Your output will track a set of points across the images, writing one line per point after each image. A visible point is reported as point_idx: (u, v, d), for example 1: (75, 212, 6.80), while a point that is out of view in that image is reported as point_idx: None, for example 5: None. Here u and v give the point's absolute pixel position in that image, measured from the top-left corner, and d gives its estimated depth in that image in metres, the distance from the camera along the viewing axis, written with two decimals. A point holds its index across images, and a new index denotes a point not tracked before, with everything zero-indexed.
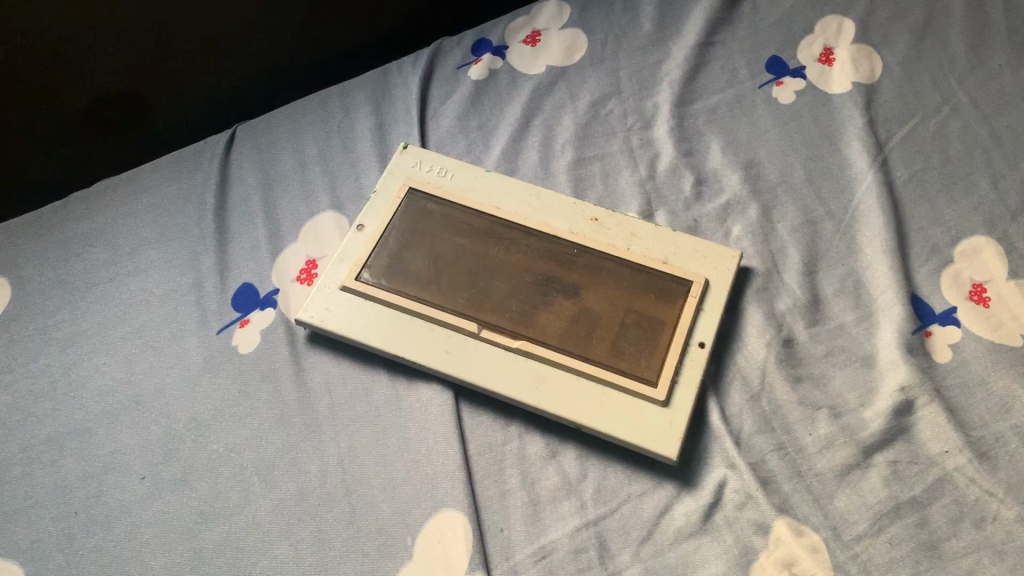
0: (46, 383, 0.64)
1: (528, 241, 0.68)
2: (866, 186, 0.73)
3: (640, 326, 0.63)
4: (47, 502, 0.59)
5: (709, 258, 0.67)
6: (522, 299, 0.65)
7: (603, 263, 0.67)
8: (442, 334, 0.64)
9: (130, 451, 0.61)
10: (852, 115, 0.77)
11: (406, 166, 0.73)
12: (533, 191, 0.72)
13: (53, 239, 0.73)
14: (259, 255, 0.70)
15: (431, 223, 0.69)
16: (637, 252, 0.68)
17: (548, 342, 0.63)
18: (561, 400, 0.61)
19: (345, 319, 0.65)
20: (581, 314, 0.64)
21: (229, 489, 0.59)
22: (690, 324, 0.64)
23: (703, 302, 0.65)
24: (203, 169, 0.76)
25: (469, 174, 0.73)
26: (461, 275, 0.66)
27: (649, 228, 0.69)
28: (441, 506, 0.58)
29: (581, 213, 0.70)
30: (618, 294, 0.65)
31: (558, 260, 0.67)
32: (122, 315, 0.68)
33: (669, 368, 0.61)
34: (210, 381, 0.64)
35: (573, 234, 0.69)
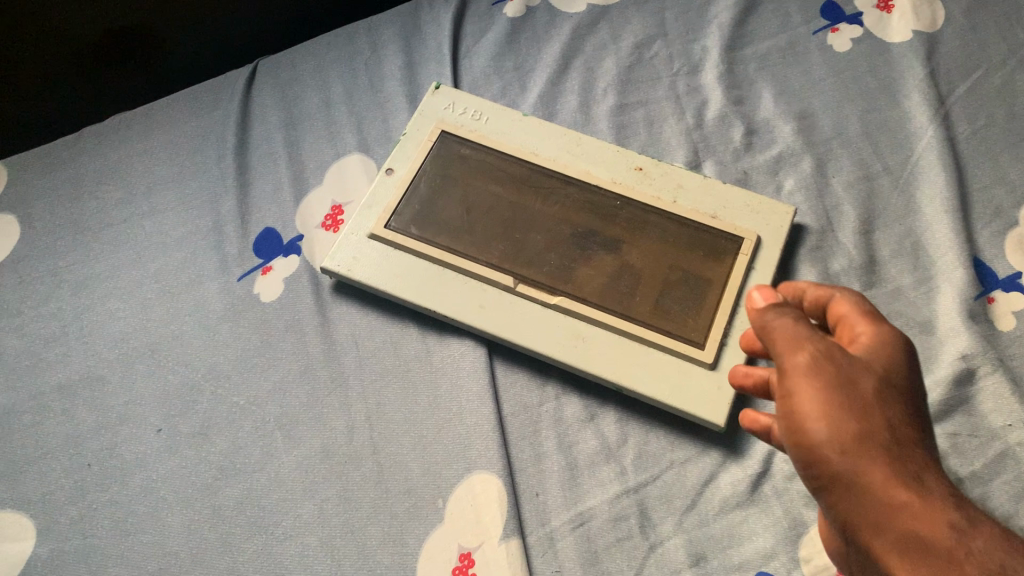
0: (57, 328, 0.61)
1: (567, 191, 0.64)
2: (927, 140, 0.69)
3: (686, 285, 0.59)
4: (59, 453, 0.56)
5: (761, 213, 0.63)
6: (560, 253, 0.61)
7: (647, 216, 0.63)
8: (476, 288, 0.60)
9: (147, 401, 0.58)
10: (912, 66, 0.72)
11: (437, 107, 0.68)
12: (572, 136, 0.67)
13: (63, 175, 0.68)
14: (282, 198, 0.66)
15: (465, 170, 0.65)
16: (683, 205, 0.63)
17: (587, 299, 0.59)
18: (602, 361, 0.57)
19: (374, 269, 0.61)
20: (623, 270, 0.60)
21: (251, 445, 0.56)
22: (740, 282, 0.60)
23: (752, 258, 0.61)
24: (223, 106, 0.72)
25: (505, 117, 0.68)
26: (495, 226, 0.62)
27: (696, 179, 0.65)
28: (474, 468, 0.55)
29: (624, 160, 0.66)
30: (663, 249, 0.61)
31: (600, 212, 0.63)
32: (138, 258, 0.64)
33: (718, 329, 0.57)
34: (231, 330, 0.60)
35: (615, 183, 0.64)
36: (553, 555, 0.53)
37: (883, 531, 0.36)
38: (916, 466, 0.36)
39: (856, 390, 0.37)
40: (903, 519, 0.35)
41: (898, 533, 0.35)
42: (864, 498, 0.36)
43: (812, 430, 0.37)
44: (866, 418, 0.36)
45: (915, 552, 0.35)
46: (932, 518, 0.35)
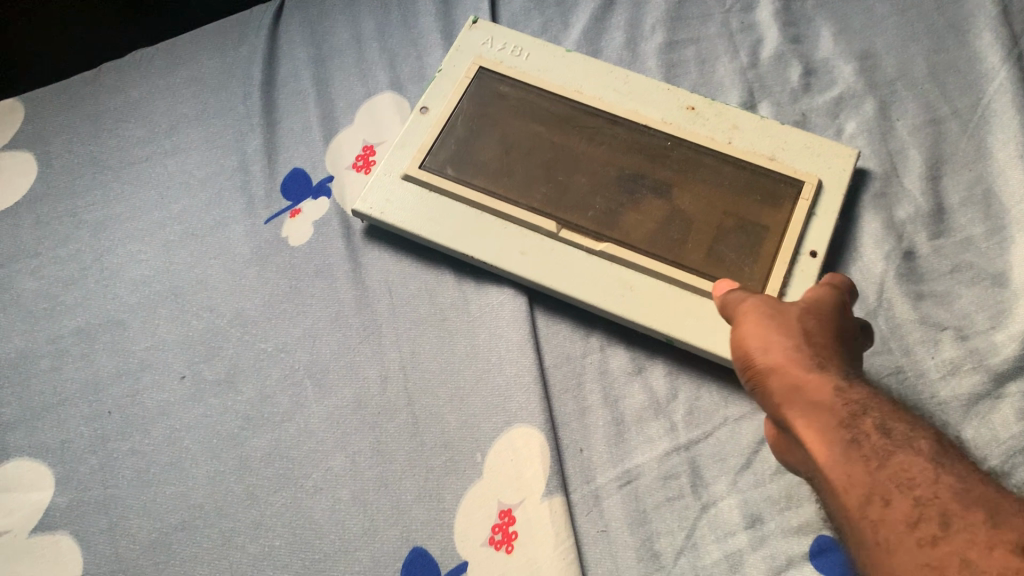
0: (76, 271, 0.58)
1: (614, 132, 0.60)
2: (1000, 80, 0.64)
3: (742, 232, 0.55)
4: (78, 399, 0.53)
5: (823, 156, 0.58)
6: (606, 197, 0.57)
7: (700, 159, 0.58)
8: (515, 233, 0.56)
9: (170, 347, 0.55)
10: (984, 2, 0.67)
11: (476, 42, 0.64)
12: (620, 74, 0.63)
13: (82, 112, 0.65)
14: (311, 138, 0.63)
15: (504, 108, 0.61)
16: (739, 147, 0.59)
17: (635, 246, 0.55)
18: (651, 311, 0.53)
19: (407, 211, 0.57)
20: (675, 215, 0.56)
21: (279, 393, 0.53)
22: (800, 230, 0.55)
23: (813, 204, 0.56)
24: (249, 42, 0.68)
25: (548, 54, 0.64)
26: (537, 167, 0.58)
27: (753, 121, 0.60)
28: (514, 422, 0.51)
29: (675, 101, 0.61)
30: (718, 194, 0.57)
31: (649, 153, 0.59)
32: (160, 199, 0.61)
33: (776, 279, 0.53)
34: (257, 274, 0.57)
35: (666, 124, 0.60)
36: (598, 514, 0.49)
37: (789, 400, 0.39)
38: (826, 354, 0.40)
39: (786, 310, 0.43)
40: (803, 386, 0.39)
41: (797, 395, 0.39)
42: (775, 370, 0.40)
43: (746, 330, 0.42)
44: (785, 321, 0.42)
45: (809, 409, 0.38)
46: (827, 385, 0.38)
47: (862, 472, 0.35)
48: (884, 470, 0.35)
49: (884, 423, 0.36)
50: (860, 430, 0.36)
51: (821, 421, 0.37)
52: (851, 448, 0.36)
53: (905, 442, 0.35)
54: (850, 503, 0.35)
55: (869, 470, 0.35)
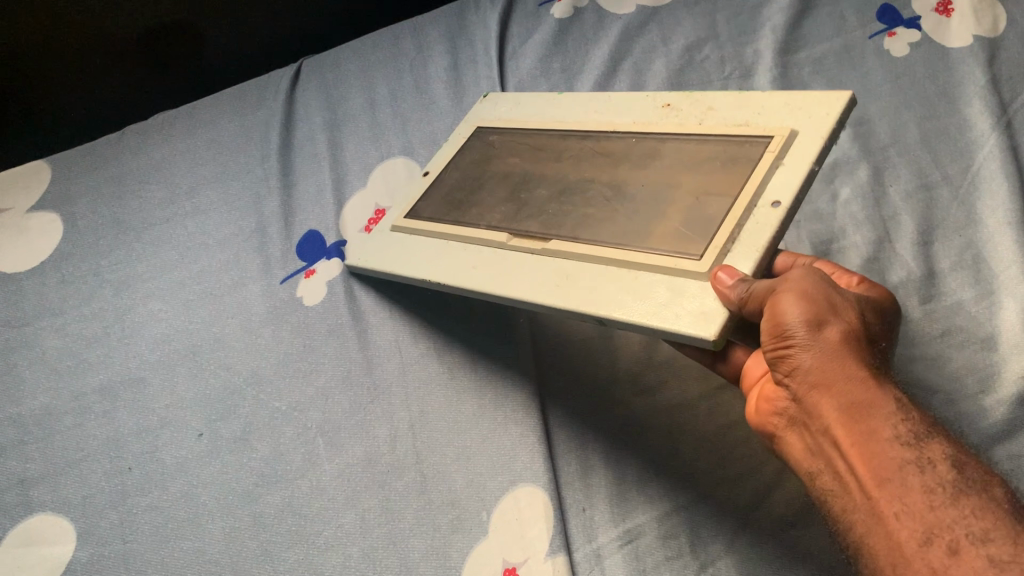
0: (99, 328, 0.61)
1: (586, 147, 0.58)
2: (989, 147, 0.66)
3: (700, 201, 0.49)
4: (99, 456, 0.55)
5: (799, 109, 0.51)
6: (562, 198, 0.54)
7: (661, 145, 0.54)
8: (473, 251, 0.54)
9: (188, 405, 0.57)
10: (973, 71, 0.70)
11: (482, 109, 0.67)
12: (604, 98, 0.62)
13: (106, 174, 0.70)
14: (325, 200, 0.65)
15: (493, 153, 0.62)
16: (710, 127, 0.54)
17: (577, 237, 0.51)
18: (581, 294, 0.48)
19: (388, 256, 0.58)
20: (630, 197, 0.52)
21: (293, 451, 0.55)
22: (757, 181, 0.48)
23: (782, 159, 0.49)
24: (266, 106, 0.73)
25: (541, 99, 0.65)
26: (509, 188, 0.58)
27: (731, 99, 0.55)
28: (519, 481, 0.53)
29: (652, 103, 0.59)
30: (678, 169, 0.52)
31: (615, 156, 0.56)
32: (179, 259, 0.64)
33: (722, 235, 0.46)
34: (273, 333, 0.60)
35: (639, 126, 0.57)
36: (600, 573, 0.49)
37: (836, 394, 0.40)
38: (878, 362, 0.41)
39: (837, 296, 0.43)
40: (860, 388, 0.40)
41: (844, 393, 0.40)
42: (823, 360, 0.41)
43: (784, 298, 0.41)
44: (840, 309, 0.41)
45: (862, 414, 0.39)
46: (886, 398, 0.40)
47: (924, 503, 0.37)
48: (950, 509, 0.36)
49: (950, 457, 0.38)
50: (925, 459, 0.38)
51: (878, 431, 0.39)
52: (911, 471, 0.37)
53: (973, 485, 0.37)
54: (904, 531, 0.37)
55: (931, 506, 0.36)
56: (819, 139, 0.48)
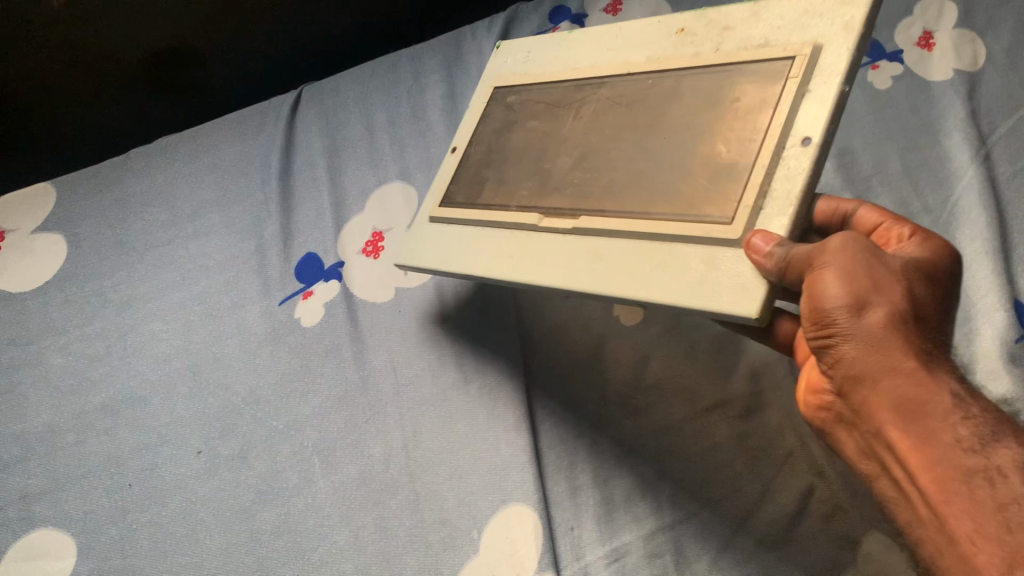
0: (102, 348, 0.63)
1: (600, 97, 0.51)
2: (968, 178, 0.68)
3: (733, 149, 0.42)
4: (100, 472, 0.57)
5: (823, 15, 0.43)
6: (588, 160, 0.48)
7: (679, 84, 0.47)
8: (508, 237, 0.50)
9: (187, 423, 0.59)
10: (953, 104, 0.72)
11: (497, 66, 0.60)
12: (614, 29, 0.54)
13: (109, 196, 0.72)
14: (324, 222, 0.67)
15: (512, 116, 0.56)
16: (728, 51, 0.46)
17: (606, 210, 0.46)
18: (619, 277, 0.43)
19: (428, 251, 0.54)
20: (654, 151, 0.46)
21: (289, 470, 0.56)
22: (782, 117, 0.41)
23: (808, 82, 0.42)
24: (267, 131, 0.74)
25: (551, 41, 0.57)
26: (532, 156, 0.52)
27: (748, 10, 0.47)
28: (510, 499, 0.53)
29: (663, 29, 0.51)
30: (699, 108, 0.45)
31: (631, 102, 0.49)
32: (180, 280, 0.66)
33: (751, 190, 0.40)
34: (270, 353, 0.61)
35: (652, 61, 0.50)
36: None
37: (890, 390, 0.38)
38: (933, 347, 0.38)
39: (880, 268, 0.39)
40: (917, 385, 0.37)
41: (896, 392, 0.38)
42: (871, 355, 0.38)
43: (824, 279, 0.39)
44: (884, 289, 0.38)
45: (920, 416, 0.37)
46: (944, 393, 0.37)
47: (993, 517, 0.35)
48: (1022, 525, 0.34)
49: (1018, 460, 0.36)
50: (990, 466, 0.36)
51: (939, 437, 0.37)
52: (977, 482, 0.36)
53: None
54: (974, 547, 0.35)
55: (1003, 523, 0.35)
56: (845, 52, 0.41)
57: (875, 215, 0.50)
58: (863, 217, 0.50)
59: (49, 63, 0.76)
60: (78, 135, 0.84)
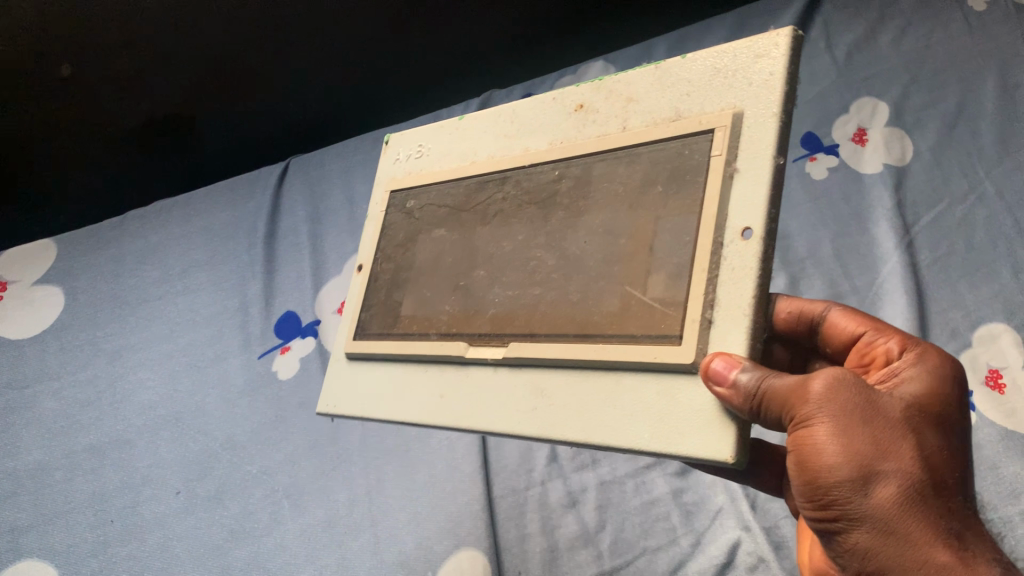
0: (91, 393, 0.68)
1: (508, 196, 0.46)
2: (892, 263, 0.62)
3: (658, 254, 0.38)
4: (85, 507, 0.62)
5: (735, 77, 0.39)
6: (508, 275, 0.44)
7: (592, 172, 0.43)
8: (438, 375, 0.45)
9: (167, 465, 0.64)
10: (881, 196, 0.65)
11: (390, 164, 0.56)
12: (507, 108, 0.50)
13: (107, 255, 0.79)
14: (303, 285, 0.73)
15: (412, 225, 0.51)
16: (636, 129, 0.42)
17: (536, 334, 0.41)
18: (564, 417, 0.39)
19: (356, 393, 0.49)
20: (580, 258, 0.41)
21: (261, 510, 0.61)
22: (711, 206, 0.37)
23: (733, 158, 0.37)
24: (256, 198, 0.81)
25: (445, 130, 0.53)
26: (448, 268, 0.48)
27: (646, 78, 0.43)
28: (462, 545, 0.57)
29: (561, 104, 0.47)
30: (619, 205, 0.41)
31: (545, 194, 0.44)
32: (169, 333, 0.72)
33: (696, 303, 0.36)
34: (249, 404, 0.66)
35: (559, 144, 0.45)
36: None
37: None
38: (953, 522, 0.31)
39: (880, 420, 0.31)
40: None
41: None
42: (884, 539, 0.31)
43: (818, 437, 0.32)
44: (890, 451, 0.31)
45: None
46: None
47: None
48: None
49: None
50: None
51: None
52: None
53: None
54: None
55: None
56: (772, 116, 0.36)
57: (846, 321, 0.44)
58: (834, 323, 0.44)
59: (56, 122, 0.84)
60: (89, 193, 0.93)
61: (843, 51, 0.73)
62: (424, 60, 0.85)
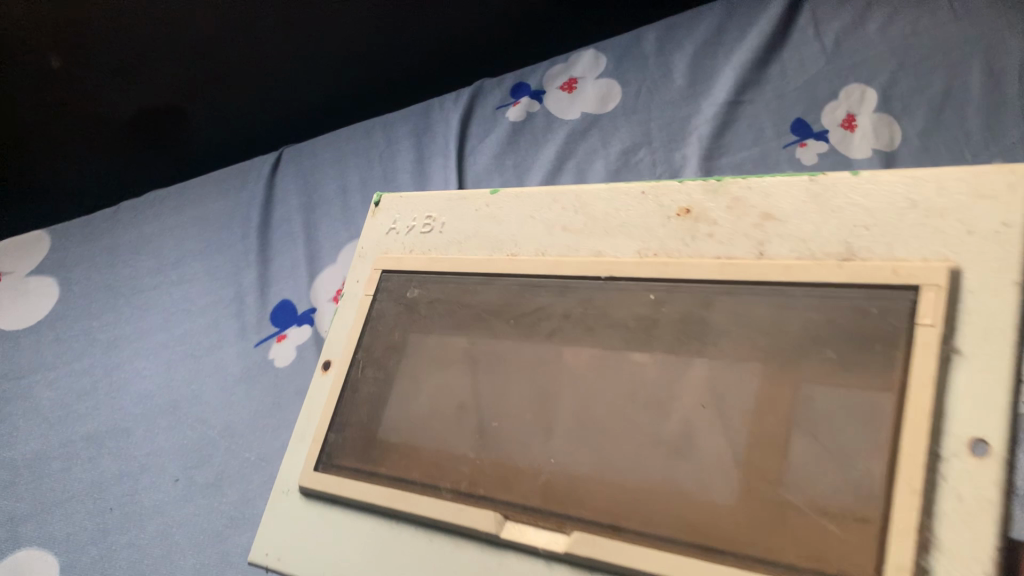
0: (88, 383, 0.69)
1: (571, 311, 0.43)
2: None
3: (816, 445, 0.34)
4: (84, 496, 0.62)
5: (951, 218, 0.34)
6: (578, 431, 0.40)
7: (711, 312, 0.39)
8: (443, 545, 0.39)
9: (166, 453, 0.64)
10: None
11: (388, 236, 0.52)
12: (571, 193, 0.46)
13: (101, 247, 0.79)
14: (298, 274, 0.72)
15: (432, 334, 0.47)
16: (776, 257, 0.38)
17: (623, 526, 0.36)
18: None
19: (309, 545, 0.43)
20: (703, 443, 0.36)
21: (260, 497, 0.59)
22: (925, 389, 0.31)
23: (950, 337, 0.32)
24: (249, 188, 0.81)
25: (470, 207, 0.50)
26: (478, 395, 0.44)
27: (799, 195, 0.39)
28: None
29: (663, 207, 0.42)
30: (758, 369, 0.37)
31: (640, 324, 0.40)
32: (165, 322, 0.72)
33: (905, 538, 0.30)
34: (245, 391, 0.66)
35: (652, 256, 0.41)
36: None
37: None
38: None
39: None
40: None
41: None
42: None
43: None
44: None
45: None
46: None
47: None
48: None
49: None
50: None
51: None
52: None
53: None
54: None
55: None
56: (1013, 284, 0.32)
57: None
58: None
59: (47, 116, 0.85)
60: (80, 184, 0.93)
61: (831, 39, 0.73)
62: (416, 52, 0.86)
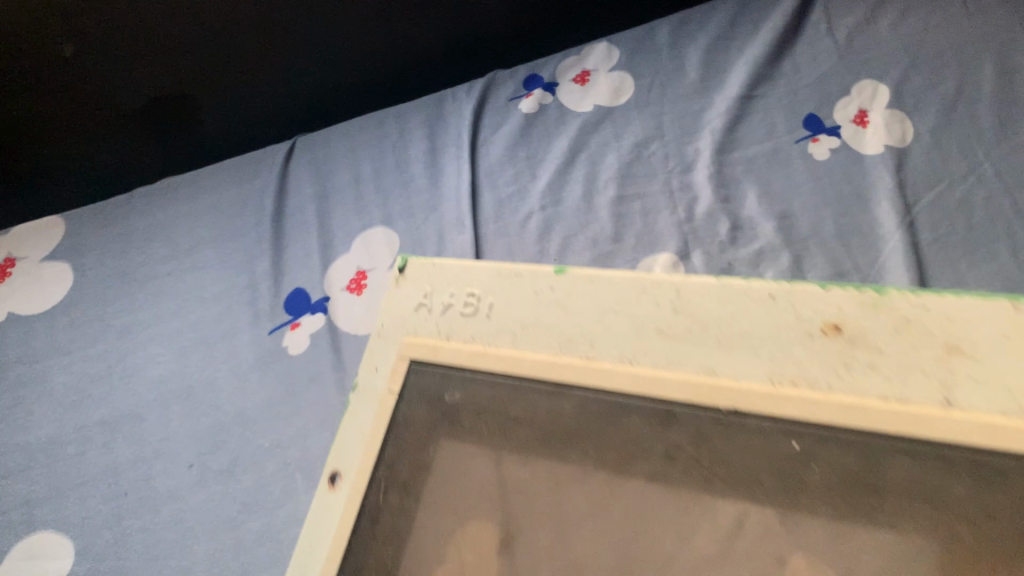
0: (103, 367, 0.69)
1: (691, 453, 0.41)
2: (893, 242, 0.62)
3: None
4: (98, 481, 0.62)
5: None
6: None
7: (881, 484, 0.37)
8: None
9: (179, 438, 0.64)
10: (883, 176, 0.65)
11: (422, 318, 0.50)
12: (686, 296, 0.42)
13: (114, 232, 0.79)
14: (312, 263, 0.73)
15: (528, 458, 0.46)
16: (964, 406, 0.34)
17: None
18: None
19: None
20: None
21: (272, 484, 0.60)
22: None
23: None
24: (262, 176, 0.81)
25: (531, 296, 0.47)
26: (588, 541, 0.45)
27: (991, 328, 0.35)
28: None
29: (824, 327, 0.38)
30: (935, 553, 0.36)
31: (776, 479, 0.39)
32: (178, 309, 0.72)
33: None
34: (259, 378, 0.66)
35: (791, 385, 0.37)
36: None
37: None
38: None
39: None
40: None
41: None
42: None
43: None
44: None
45: None
46: None
47: None
48: None
49: None
50: None
51: None
52: None
53: None
54: None
55: None
56: None
57: None
58: None
59: (59, 101, 0.85)
60: (90, 168, 0.93)
61: (843, 34, 0.74)
62: (428, 44, 0.86)
